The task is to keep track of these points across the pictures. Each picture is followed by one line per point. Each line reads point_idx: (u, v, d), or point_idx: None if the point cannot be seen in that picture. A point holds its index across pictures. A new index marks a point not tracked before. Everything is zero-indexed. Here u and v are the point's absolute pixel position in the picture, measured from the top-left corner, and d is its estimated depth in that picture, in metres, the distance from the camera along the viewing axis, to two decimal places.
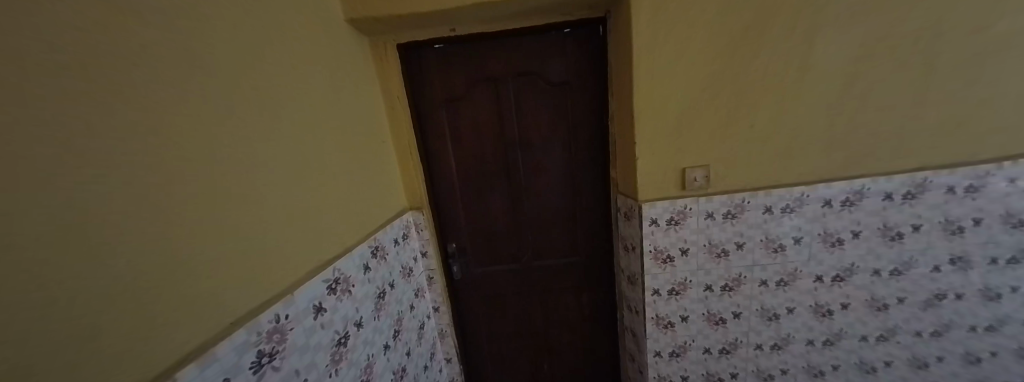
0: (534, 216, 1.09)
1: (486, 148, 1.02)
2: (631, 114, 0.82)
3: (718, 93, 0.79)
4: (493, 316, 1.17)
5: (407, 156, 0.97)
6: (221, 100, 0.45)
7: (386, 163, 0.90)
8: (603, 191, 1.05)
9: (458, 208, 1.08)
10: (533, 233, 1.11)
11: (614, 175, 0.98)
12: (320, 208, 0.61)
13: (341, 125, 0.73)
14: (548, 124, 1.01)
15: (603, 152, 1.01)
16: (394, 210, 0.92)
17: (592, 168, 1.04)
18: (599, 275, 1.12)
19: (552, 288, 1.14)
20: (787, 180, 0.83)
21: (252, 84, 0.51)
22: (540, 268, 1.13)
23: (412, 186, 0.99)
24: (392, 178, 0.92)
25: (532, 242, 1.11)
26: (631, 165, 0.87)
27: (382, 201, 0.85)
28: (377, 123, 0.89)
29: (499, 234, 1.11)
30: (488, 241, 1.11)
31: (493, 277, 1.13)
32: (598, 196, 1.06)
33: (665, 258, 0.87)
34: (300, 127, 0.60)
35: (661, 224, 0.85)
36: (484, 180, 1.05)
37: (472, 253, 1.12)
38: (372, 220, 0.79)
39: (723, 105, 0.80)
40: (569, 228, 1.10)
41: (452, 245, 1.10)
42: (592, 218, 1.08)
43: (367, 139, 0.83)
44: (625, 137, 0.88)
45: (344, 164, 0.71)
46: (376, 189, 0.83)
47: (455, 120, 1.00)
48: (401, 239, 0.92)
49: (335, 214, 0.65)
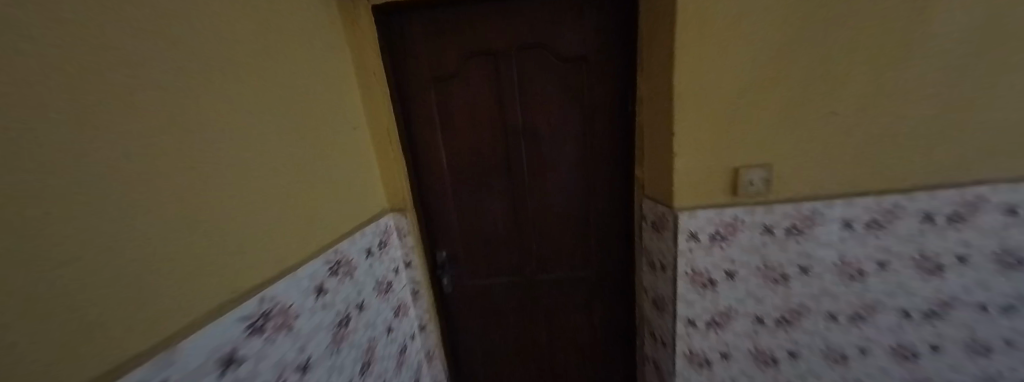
0: (539, 221, 0.91)
1: (484, 139, 0.84)
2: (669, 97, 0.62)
3: (794, 70, 0.58)
4: (490, 336, 1.00)
5: (386, 147, 0.80)
6: (73, 52, 0.28)
7: (358, 155, 0.73)
8: (624, 194, 0.86)
9: (449, 210, 0.91)
10: (537, 242, 0.93)
11: (640, 175, 0.78)
12: (248, 215, 0.45)
13: (292, 106, 0.56)
14: (558, 110, 0.82)
15: (625, 146, 0.82)
16: (370, 212, 0.75)
17: (611, 166, 0.85)
18: (615, 293, 0.94)
19: (558, 306, 0.97)
20: (878, 186, 0.62)
21: (142, 34, 0.34)
22: (544, 283, 0.96)
23: (393, 183, 0.82)
24: (367, 174, 0.75)
25: (535, 253, 0.94)
26: (663, 165, 0.67)
27: (352, 202, 0.68)
28: (348, 105, 0.72)
29: (498, 242, 0.93)
30: (484, 249, 0.94)
31: (489, 291, 0.96)
32: (617, 200, 0.87)
33: (705, 282, 0.69)
34: (224, 102, 0.43)
35: (703, 239, 0.66)
36: (479, 178, 0.88)
37: (465, 262, 0.95)
38: (337, 227, 0.62)
39: (799, 87, 0.59)
40: (580, 236, 0.92)
41: (442, 253, 0.93)
42: (609, 226, 0.90)
43: (333, 125, 0.66)
44: (657, 128, 0.68)
45: (294, 155, 0.55)
46: (344, 188, 0.66)
47: (444, 104, 0.82)
48: (377, 248, 0.75)
49: (273, 223, 0.48)
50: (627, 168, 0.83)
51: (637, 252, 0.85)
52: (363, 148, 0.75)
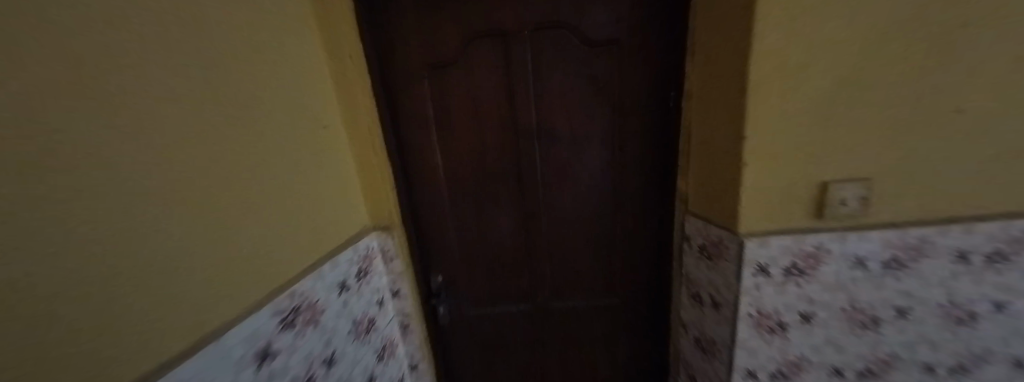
0: (554, 241, 0.76)
1: (490, 141, 0.69)
2: (738, 93, 0.46)
3: (928, 57, 0.42)
4: (494, 373, 0.85)
5: (366, 152, 0.63)
6: None
7: (326, 163, 0.57)
8: (660, 210, 0.70)
9: (446, 228, 0.75)
10: (552, 265, 0.78)
11: (680, 189, 0.63)
12: (119, 273, 0.28)
13: (224, 101, 0.39)
14: (582, 108, 0.66)
15: (661, 152, 0.66)
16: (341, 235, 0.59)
17: (643, 176, 0.69)
18: (643, 326, 0.79)
19: (575, 340, 0.82)
20: (1007, 209, 0.48)
21: None
22: (559, 313, 0.80)
23: (376, 196, 0.66)
24: (335, 187, 0.58)
25: (549, 278, 0.79)
26: (721, 180, 0.52)
27: (312, 225, 0.52)
28: (313, 98, 0.55)
29: (505, 265, 0.78)
30: (489, 273, 0.79)
31: (495, 323, 0.81)
32: (650, 217, 0.72)
33: (774, 327, 0.54)
34: (90, 95, 0.27)
35: (775, 274, 0.51)
36: (484, 189, 0.72)
37: (465, 289, 0.80)
38: (283, 264, 0.46)
39: (932, 79, 0.43)
40: (604, 258, 0.77)
41: (438, 278, 0.78)
42: (639, 248, 0.75)
43: (291, 126, 0.50)
44: (712, 132, 0.53)
45: (220, 172, 0.38)
46: (295, 209, 0.49)
47: (440, 98, 0.66)
48: (356, 279, 0.59)
49: (166, 281, 0.32)
50: (665, 179, 0.67)
51: (674, 281, 0.70)
52: (334, 154, 0.59)
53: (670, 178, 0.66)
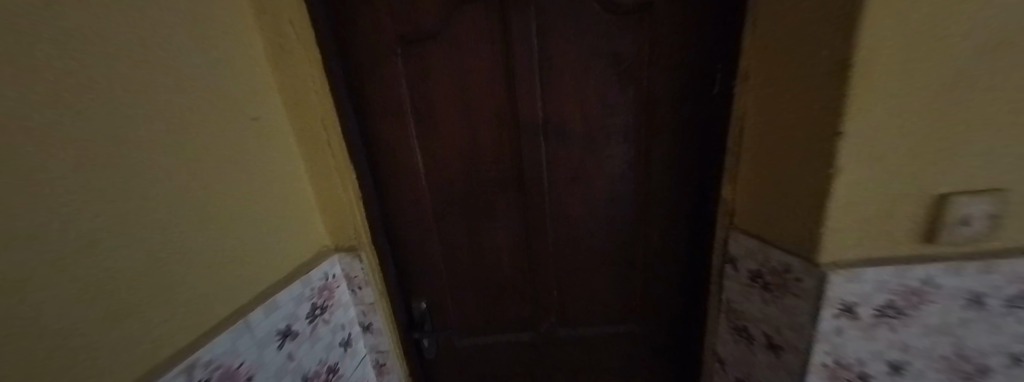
0: (561, 259, 0.63)
1: (482, 140, 0.55)
2: (830, 71, 0.32)
3: None
4: None
5: (321, 152, 0.48)
6: None
7: (258, 169, 0.42)
8: (692, 223, 0.57)
9: (429, 245, 0.61)
10: (559, 286, 0.65)
11: (723, 199, 0.49)
12: None
13: (64, 76, 0.24)
14: (600, 95, 0.52)
15: (698, 150, 0.52)
16: (283, 264, 0.44)
17: (673, 181, 0.56)
18: (665, 357, 0.67)
19: (584, 372, 0.70)
20: None
21: None
22: (565, 342, 0.68)
23: (336, 209, 0.51)
24: (272, 200, 0.44)
25: (554, 301, 0.66)
26: (794, 189, 0.39)
27: (225, 255, 0.37)
28: (236, 79, 0.39)
29: (502, 288, 0.65)
30: (483, 297, 0.66)
31: (489, 354, 0.68)
32: (679, 231, 0.58)
33: (852, 379, 0.42)
34: None
35: (863, 315, 0.39)
36: (476, 197, 0.58)
37: (453, 316, 0.66)
38: (151, 325, 0.30)
39: None
40: (621, 278, 0.64)
41: (420, 304, 0.64)
42: (664, 267, 0.62)
43: (202, 120, 0.35)
44: (780, 125, 0.39)
45: (59, 194, 0.24)
46: (200, 235, 0.35)
47: (416, 82, 0.51)
48: (306, 320, 0.45)
49: None
50: (703, 185, 0.54)
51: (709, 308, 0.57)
52: (272, 156, 0.44)
53: (709, 183, 0.52)
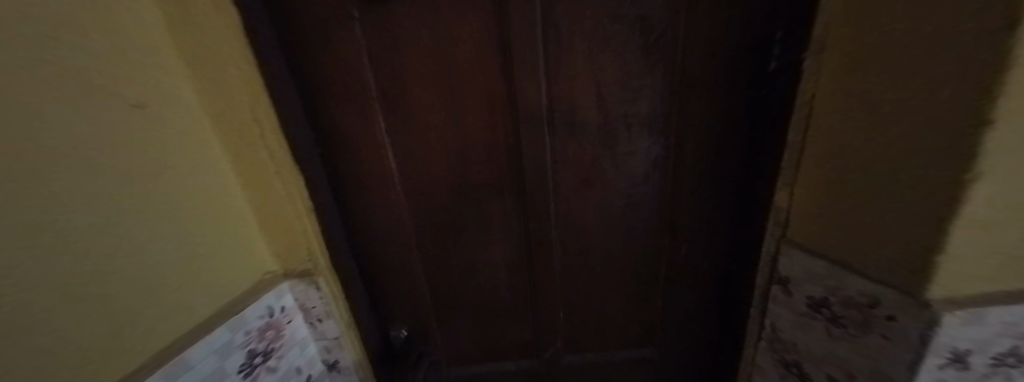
0: (567, 277, 0.54)
1: (471, 137, 0.44)
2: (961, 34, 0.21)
3: None
4: None
5: (256, 150, 0.36)
6: None
7: (155, 182, 0.30)
8: (722, 230, 0.47)
9: (410, 258, 0.51)
10: (564, 302, 0.56)
11: (776, 206, 0.39)
12: None
13: None
14: (620, 76, 0.41)
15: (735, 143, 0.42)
16: (199, 304, 0.33)
17: (703, 182, 0.45)
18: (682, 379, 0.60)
19: None
20: None
21: None
22: (568, 358, 0.62)
23: (282, 224, 0.40)
24: (182, 221, 0.32)
25: (557, 318, 0.58)
26: (894, 202, 0.28)
27: (93, 308, 0.26)
28: (93, 45, 0.25)
29: (495, 309, 0.57)
30: (476, 313, 0.57)
31: (484, 369, 0.63)
32: (705, 240, 0.49)
33: None
34: None
35: (976, 365, 0.29)
36: (466, 202, 0.48)
37: (442, 335, 0.58)
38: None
39: None
40: (636, 293, 0.55)
41: (400, 332, 0.55)
42: (687, 282, 0.52)
43: (49, 112, 0.23)
44: (870, 114, 0.29)
45: None
46: (53, 288, 0.23)
47: (379, 58, 0.39)
48: (240, 373, 0.35)
49: None
50: (742, 187, 0.44)
51: (742, 334, 0.48)
52: (178, 161, 0.32)
53: (753, 185, 0.42)
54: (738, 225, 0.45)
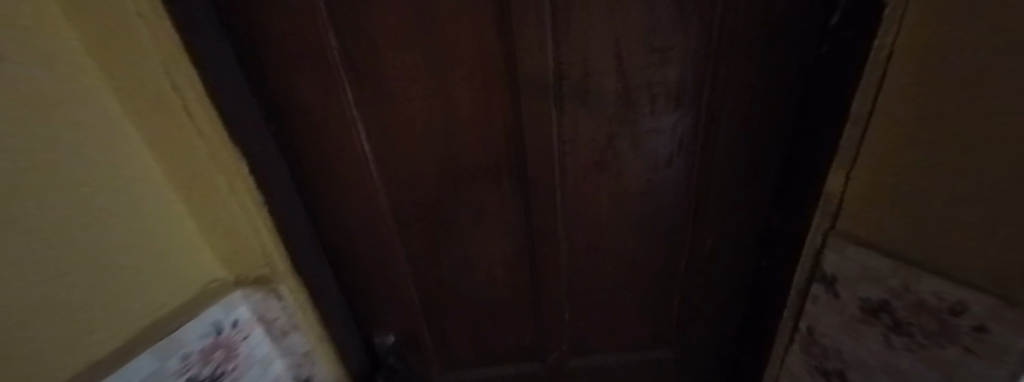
0: (574, 271, 0.50)
1: (462, 116, 0.37)
2: None
3: None
4: None
5: (175, 130, 0.28)
6: None
7: (68, 175, 0.23)
8: (751, 215, 0.44)
9: (393, 255, 0.45)
10: (568, 298, 0.52)
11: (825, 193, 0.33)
12: None
13: None
14: (641, 35, 0.34)
15: (778, 118, 0.38)
16: (111, 328, 0.26)
17: (737, 163, 0.41)
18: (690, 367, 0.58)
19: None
20: None
21: None
22: (568, 356, 0.58)
23: (229, 222, 0.32)
24: (94, 221, 0.25)
25: (561, 316, 0.54)
26: (984, 185, 0.22)
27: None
28: None
29: (493, 310, 0.51)
30: (470, 316, 0.51)
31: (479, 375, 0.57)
32: (734, 226, 0.45)
33: None
34: None
35: None
36: (455, 192, 0.41)
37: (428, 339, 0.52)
38: None
39: None
40: (649, 285, 0.51)
41: (386, 338, 0.50)
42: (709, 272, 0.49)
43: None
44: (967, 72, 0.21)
45: None
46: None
47: (342, 9, 0.31)
48: None
49: None
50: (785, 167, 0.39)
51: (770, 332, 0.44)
52: (94, 142, 0.24)
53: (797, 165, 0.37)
54: (777, 211, 0.41)
